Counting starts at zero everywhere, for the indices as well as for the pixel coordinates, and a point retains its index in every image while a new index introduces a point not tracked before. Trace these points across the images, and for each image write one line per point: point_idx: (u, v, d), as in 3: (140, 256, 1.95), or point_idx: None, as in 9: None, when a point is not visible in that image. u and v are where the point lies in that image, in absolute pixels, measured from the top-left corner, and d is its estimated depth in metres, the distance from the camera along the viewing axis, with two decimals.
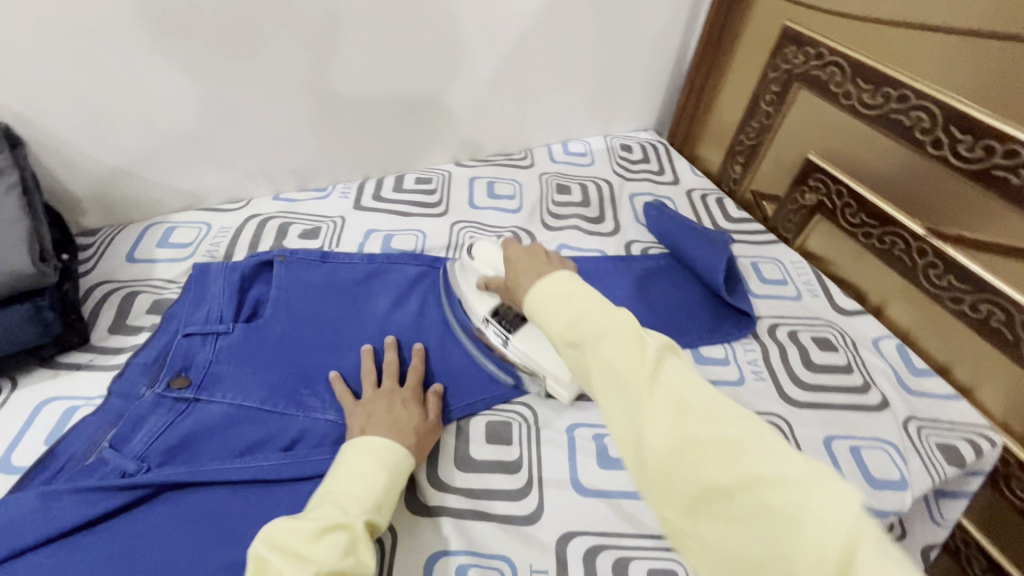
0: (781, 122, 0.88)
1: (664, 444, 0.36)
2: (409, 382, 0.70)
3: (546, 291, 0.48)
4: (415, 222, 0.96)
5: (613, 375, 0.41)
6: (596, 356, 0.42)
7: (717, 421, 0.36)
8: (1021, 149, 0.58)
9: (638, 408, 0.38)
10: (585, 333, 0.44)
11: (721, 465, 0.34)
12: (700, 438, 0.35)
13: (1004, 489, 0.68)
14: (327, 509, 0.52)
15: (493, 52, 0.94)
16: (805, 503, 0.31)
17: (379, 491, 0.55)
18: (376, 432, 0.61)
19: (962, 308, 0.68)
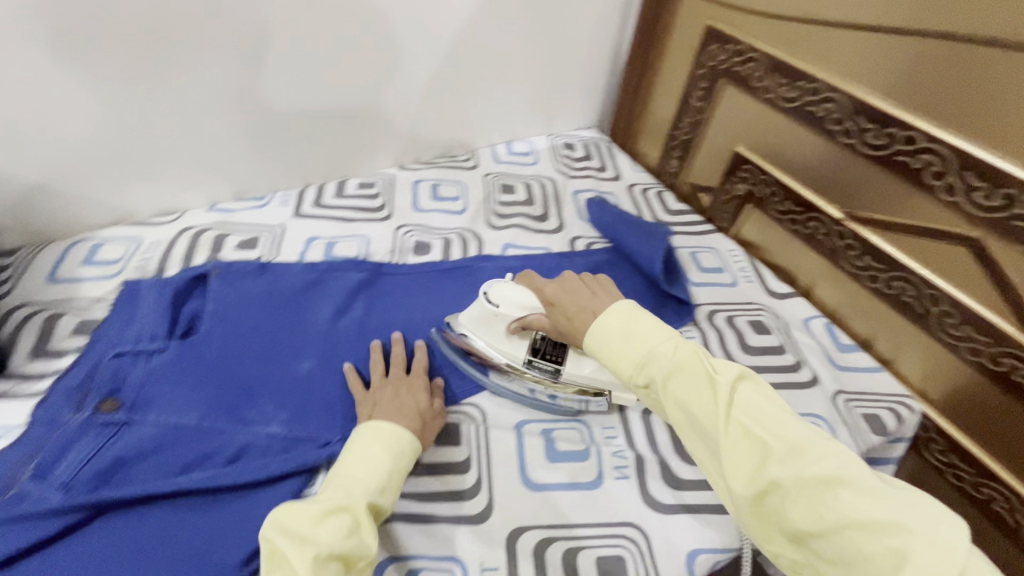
0: (711, 116, 0.93)
1: (752, 486, 0.44)
2: (415, 370, 0.66)
3: (605, 332, 0.54)
4: (359, 227, 0.89)
5: (695, 421, 0.48)
6: (673, 403, 0.49)
7: (799, 465, 0.42)
8: (919, 136, 0.64)
9: (723, 457, 0.46)
10: (657, 376, 0.50)
11: (802, 505, 0.41)
12: (785, 481, 0.42)
13: (925, 452, 0.75)
14: (331, 492, 0.50)
15: (428, 51, 0.93)
16: (893, 544, 0.37)
17: (384, 476, 0.52)
18: (383, 417, 0.58)
19: (878, 286, 0.74)
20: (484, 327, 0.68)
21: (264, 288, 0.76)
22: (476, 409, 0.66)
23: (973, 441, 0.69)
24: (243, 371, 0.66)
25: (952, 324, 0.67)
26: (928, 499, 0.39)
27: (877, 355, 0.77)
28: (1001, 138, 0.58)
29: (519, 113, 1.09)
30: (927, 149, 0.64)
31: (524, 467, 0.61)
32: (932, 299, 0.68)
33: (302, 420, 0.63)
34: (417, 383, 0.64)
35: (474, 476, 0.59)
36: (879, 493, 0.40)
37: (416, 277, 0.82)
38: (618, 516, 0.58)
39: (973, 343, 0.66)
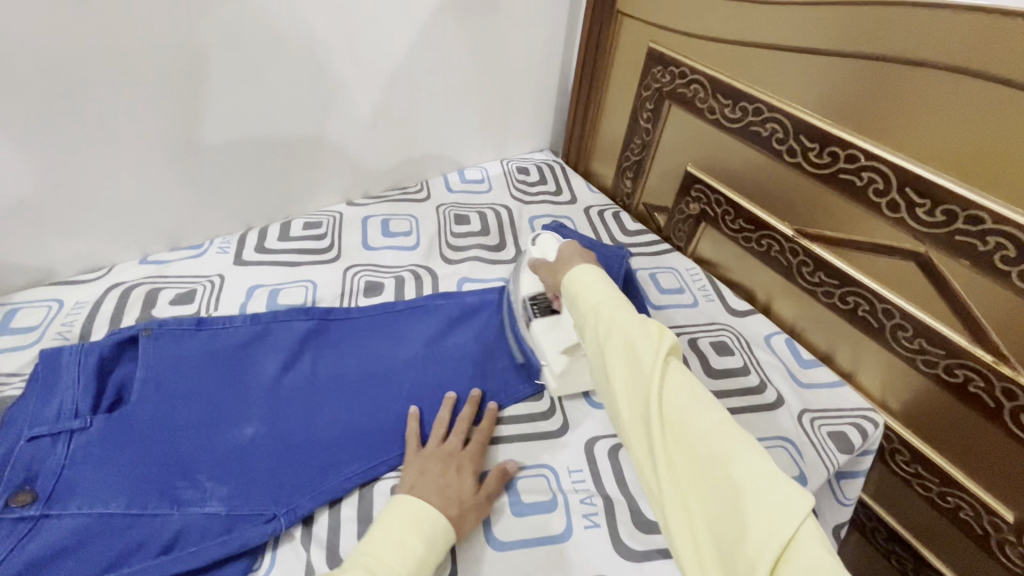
0: (659, 136, 0.92)
1: (657, 415, 0.44)
2: (474, 447, 0.62)
3: (584, 280, 0.55)
4: (306, 271, 0.84)
5: (629, 354, 0.47)
6: (613, 333, 0.49)
7: (707, 412, 0.44)
8: (860, 154, 0.65)
9: (647, 386, 0.45)
10: (609, 312, 0.50)
11: (699, 441, 0.42)
12: (690, 420, 0.43)
13: (893, 464, 0.76)
14: (357, 573, 0.48)
15: (368, 84, 0.90)
16: (763, 488, 0.39)
17: (414, 564, 0.50)
18: (422, 495, 0.55)
19: (833, 301, 0.74)
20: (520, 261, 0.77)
21: (201, 347, 0.70)
22: None
23: (934, 450, 0.70)
24: (179, 444, 0.61)
25: (906, 337, 0.67)
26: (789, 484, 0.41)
27: (838, 368, 0.78)
28: (936, 154, 0.59)
29: (470, 141, 1.08)
30: (869, 167, 0.64)
31: (490, 524, 0.57)
32: (886, 313, 0.69)
33: (244, 495, 0.58)
34: (471, 466, 0.60)
35: None
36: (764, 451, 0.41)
37: (367, 320, 0.78)
38: (591, 570, 0.55)
39: (927, 355, 0.66)
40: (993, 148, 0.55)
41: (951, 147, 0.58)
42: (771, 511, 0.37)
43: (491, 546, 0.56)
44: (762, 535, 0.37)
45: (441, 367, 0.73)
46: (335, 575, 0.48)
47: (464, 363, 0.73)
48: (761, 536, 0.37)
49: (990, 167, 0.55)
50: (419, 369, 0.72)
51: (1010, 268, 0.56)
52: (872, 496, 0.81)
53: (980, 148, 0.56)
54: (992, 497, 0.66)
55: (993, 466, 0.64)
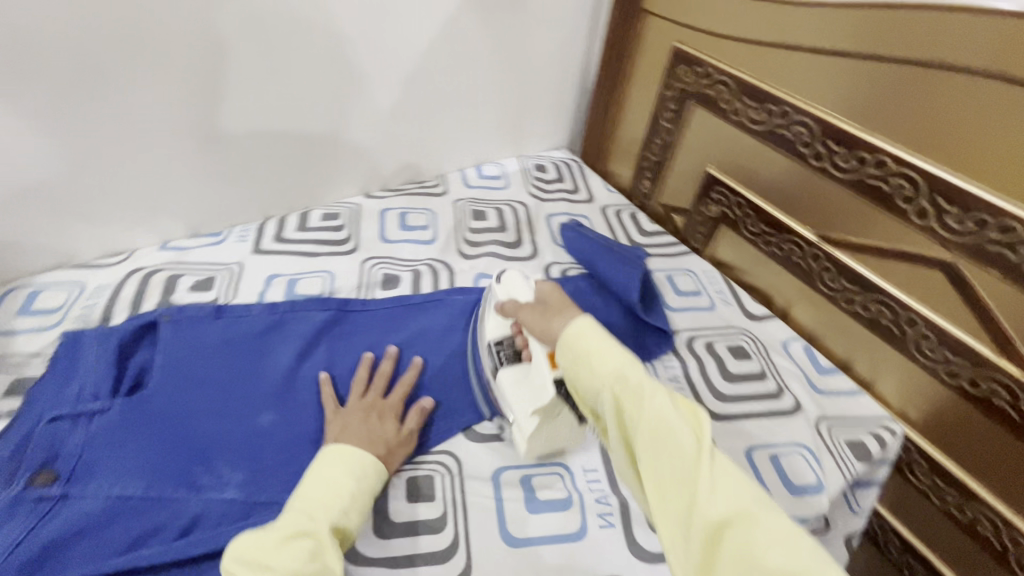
0: (681, 136, 0.92)
1: (714, 515, 0.42)
2: (394, 396, 0.64)
3: (590, 347, 0.53)
4: (323, 262, 0.84)
5: (672, 444, 0.45)
6: (648, 416, 0.47)
7: (766, 510, 0.41)
8: (888, 160, 0.64)
9: (697, 480, 0.43)
10: (642, 395, 0.48)
11: (767, 549, 0.40)
12: (751, 520, 0.41)
13: (909, 474, 0.75)
14: (293, 516, 0.50)
15: (391, 77, 0.90)
16: None
17: (347, 498, 0.52)
18: (346, 442, 0.57)
19: (854, 308, 0.74)
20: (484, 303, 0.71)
21: (219, 335, 0.71)
22: (451, 457, 0.63)
23: (953, 461, 0.69)
24: (195, 430, 0.62)
25: (929, 347, 0.67)
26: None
27: (856, 377, 0.77)
28: (969, 161, 0.58)
29: (488, 136, 1.07)
30: (897, 173, 0.63)
31: (503, 520, 0.57)
32: (909, 322, 0.68)
33: (261, 482, 0.59)
34: (390, 412, 0.63)
35: (450, 535, 0.56)
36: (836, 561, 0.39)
37: (383, 312, 0.78)
38: (603, 571, 0.55)
39: (951, 366, 0.65)
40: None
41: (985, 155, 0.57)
42: None
43: (505, 542, 0.56)
44: None
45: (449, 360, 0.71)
46: (274, 523, 0.50)
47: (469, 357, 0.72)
48: None
49: None
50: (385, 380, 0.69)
51: None
52: (886, 506, 0.81)
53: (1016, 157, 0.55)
54: (1012, 512, 0.65)
55: (1016, 480, 0.63)
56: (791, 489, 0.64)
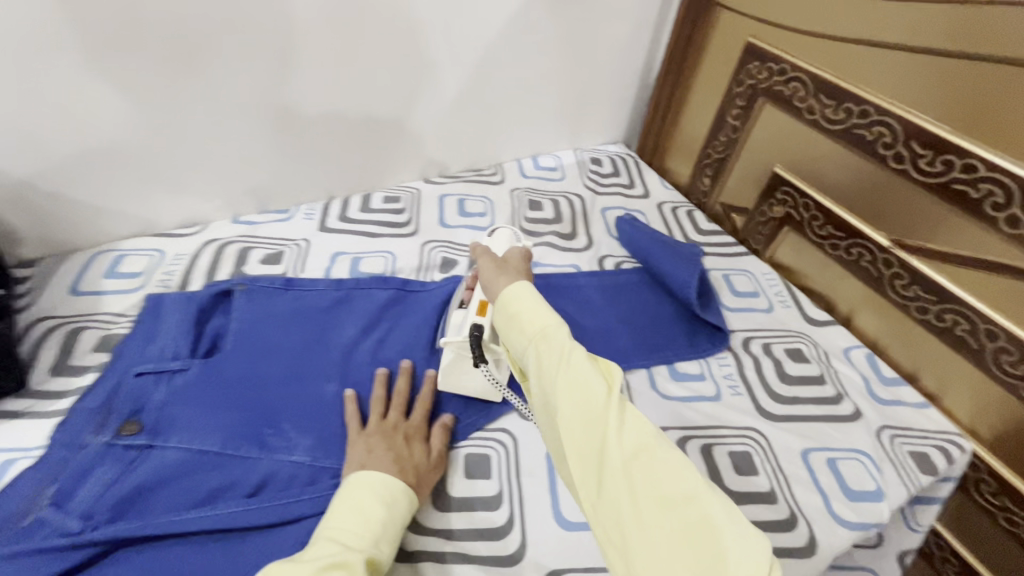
0: (748, 134, 0.90)
1: (620, 456, 0.41)
2: (416, 415, 0.61)
3: (516, 303, 0.51)
4: (385, 243, 0.87)
5: (584, 387, 0.44)
6: (563, 364, 0.45)
7: (663, 449, 0.41)
8: (979, 164, 0.61)
9: (604, 424, 0.42)
10: (558, 348, 0.47)
11: (662, 484, 0.39)
12: (651, 459, 0.41)
13: (974, 493, 0.72)
14: (325, 545, 0.46)
15: (459, 65, 0.91)
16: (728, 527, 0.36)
17: (378, 529, 0.49)
18: (376, 469, 0.53)
19: (927, 317, 0.71)
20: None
21: (289, 306, 0.74)
22: (506, 436, 0.64)
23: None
24: (266, 394, 0.65)
25: (1009, 362, 0.64)
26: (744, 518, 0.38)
27: (922, 389, 0.74)
28: None
29: (547, 127, 1.08)
30: (988, 178, 0.61)
31: (557, 502, 0.58)
32: (988, 335, 0.65)
33: (327, 447, 0.61)
34: (414, 434, 0.59)
35: (505, 512, 0.57)
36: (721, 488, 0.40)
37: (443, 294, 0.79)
38: None
39: None
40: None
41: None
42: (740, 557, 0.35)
43: (559, 523, 0.56)
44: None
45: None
46: (302, 556, 0.45)
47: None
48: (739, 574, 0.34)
49: None
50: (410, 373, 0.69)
51: None
52: (945, 525, 0.78)
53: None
54: None
55: None
56: (850, 496, 0.62)
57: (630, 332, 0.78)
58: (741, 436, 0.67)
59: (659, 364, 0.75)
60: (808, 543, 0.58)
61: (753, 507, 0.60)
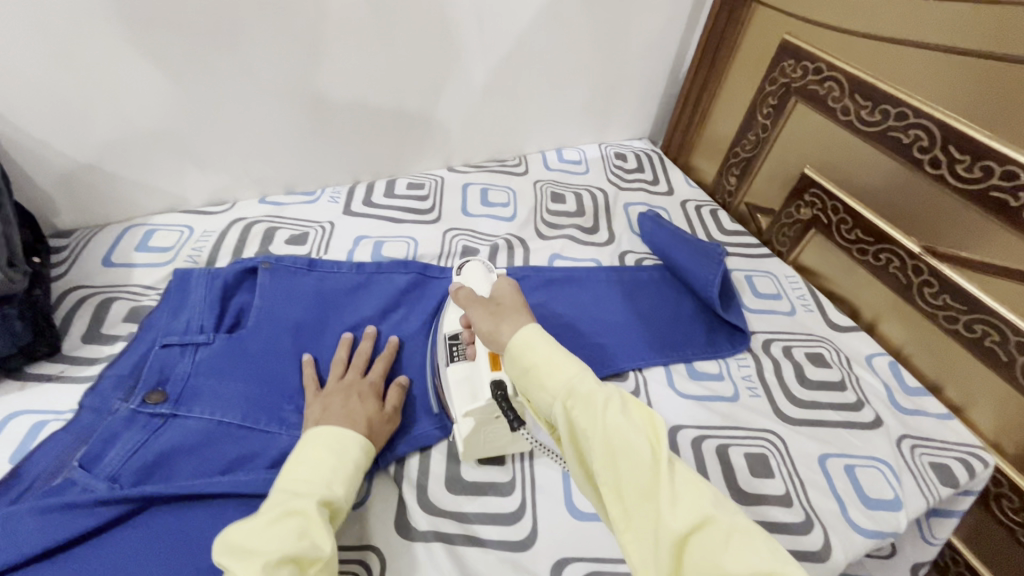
0: (778, 133, 0.88)
1: (680, 527, 0.39)
2: (373, 374, 0.63)
3: (535, 352, 0.48)
4: (407, 229, 0.87)
5: (628, 453, 0.42)
6: (600, 427, 0.43)
7: (726, 514, 0.40)
8: (1020, 171, 0.59)
9: (661, 490, 0.40)
10: (594, 405, 0.44)
11: (730, 557, 0.37)
12: (715, 526, 0.39)
13: (996, 509, 0.70)
14: (278, 496, 0.48)
15: (488, 55, 0.91)
16: None
17: (329, 473, 0.50)
18: (327, 423, 0.54)
19: (955, 327, 0.70)
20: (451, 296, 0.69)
21: (311, 286, 0.75)
22: None
23: None
24: (285, 371, 0.66)
25: None
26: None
27: (946, 400, 0.73)
28: None
29: (572, 120, 1.07)
30: None
31: (570, 492, 0.58)
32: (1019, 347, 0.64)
33: None
34: (369, 390, 0.61)
35: (517, 499, 0.57)
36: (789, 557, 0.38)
37: None
38: None
39: None
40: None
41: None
42: None
43: (570, 512, 0.56)
44: None
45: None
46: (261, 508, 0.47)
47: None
48: None
49: None
50: (413, 355, 0.69)
51: None
52: (962, 539, 0.76)
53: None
54: None
55: None
56: (866, 503, 0.61)
57: (649, 328, 0.78)
58: (756, 437, 0.66)
59: (676, 361, 0.75)
60: (822, 547, 0.58)
61: (767, 508, 0.60)
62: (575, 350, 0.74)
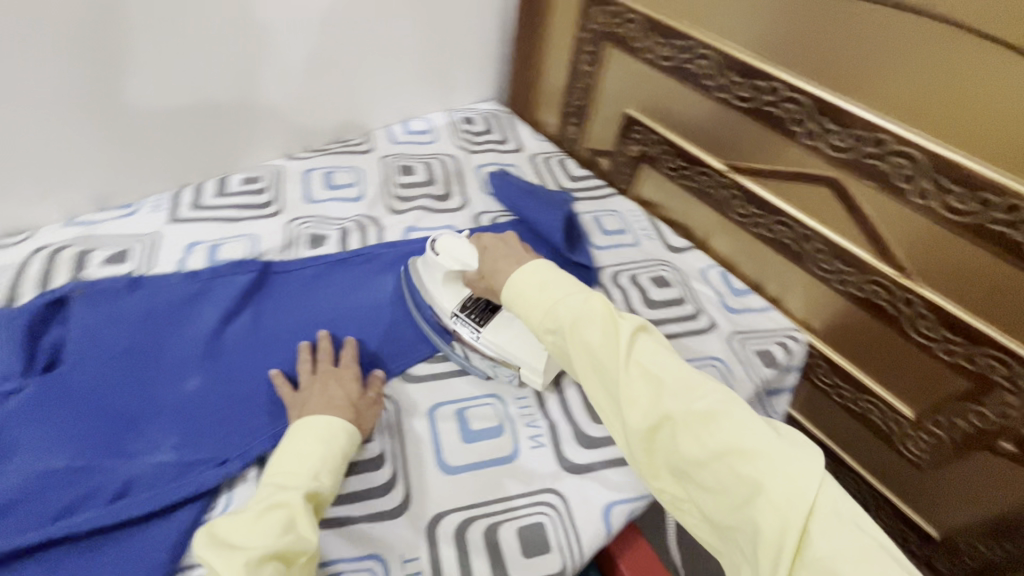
0: (599, 78, 0.93)
1: (643, 423, 0.46)
2: (344, 360, 0.64)
3: (524, 283, 0.56)
4: (246, 226, 0.82)
5: (595, 361, 0.50)
6: (574, 338, 0.51)
7: (688, 402, 0.45)
8: (780, 86, 0.67)
9: (620, 386, 0.48)
10: (564, 322, 0.52)
11: (689, 446, 0.44)
12: (676, 415, 0.45)
13: (815, 379, 0.83)
14: (265, 492, 0.48)
15: (302, 36, 0.87)
16: (762, 479, 0.41)
17: (317, 464, 0.51)
18: (314, 411, 0.56)
19: (761, 231, 0.79)
20: (428, 271, 0.71)
21: (139, 306, 0.68)
22: (387, 400, 0.64)
23: (848, 361, 0.77)
24: (121, 400, 0.60)
25: (823, 259, 0.73)
26: (789, 456, 0.41)
27: (767, 295, 0.83)
28: (860, 85, 0.61)
29: (412, 91, 1.06)
30: (788, 97, 0.67)
31: (440, 451, 0.59)
32: (806, 239, 0.73)
33: (196, 441, 0.58)
34: (347, 374, 0.62)
35: (389, 470, 0.57)
36: (767, 425, 0.44)
37: (310, 271, 0.77)
38: (540, 484, 0.58)
39: (841, 275, 0.72)
40: (957, 89, 0.55)
41: (916, 89, 0.57)
42: (779, 497, 0.40)
43: (440, 469, 0.58)
44: (770, 522, 0.40)
45: (351, 319, 0.72)
46: (247, 505, 0.48)
47: (374, 325, 0.71)
48: (774, 528, 0.40)
49: (911, 99, 0.58)
50: (284, 351, 0.67)
51: (908, 186, 0.60)
52: (798, 411, 0.89)
53: (948, 93, 0.56)
54: (897, 400, 0.73)
55: (904, 376, 0.71)
56: None
57: None
58: None
59: None
60: None
61: None
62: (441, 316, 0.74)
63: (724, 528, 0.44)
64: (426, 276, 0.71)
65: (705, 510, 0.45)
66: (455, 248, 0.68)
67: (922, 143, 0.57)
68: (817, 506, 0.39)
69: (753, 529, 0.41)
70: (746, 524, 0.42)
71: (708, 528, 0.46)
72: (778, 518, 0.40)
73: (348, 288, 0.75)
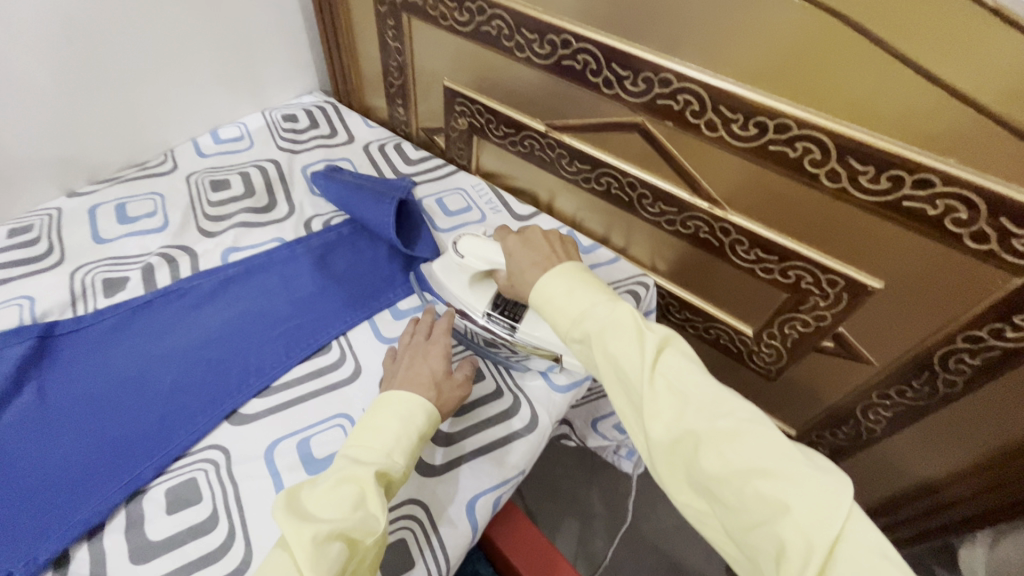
0: (411, 54, 0.88)
1: (667, 436, 0.45)
2: (440, 335, 0.63)
3: (548, 288, 0.56)
4: (17, 288, 0.69)
5: (620, 371, 0.49)
6: (600, 347, 0.51)
7: (712, 419, 0.44)
8: (570, 38, 0.65)
9: (641, 396, 0.47)
10: (590, 330, 0.52)
11: (708, 461, 0.42)
12: (700, 430, 0.43)
13: (669, 315, 0.88)
14: (342, 464, 0.50)
15: (43, 58, 0.72)
16: (788, 500, 0.39)
17: (392, 441, 0.51)
18: (397, 388, 0.56)
19: (592, 185, 0.79)
20: (451, 274, 0.69)
21: None
22: (219, 450, 0.57)
23: (692, 294, 0.81)
24: None
25: (649, 204, 0.74)
26: (818, 480, 0.39)
27: (613, 247, 0.85)
28: (640, 28, 0.60)
29: (213, 97, 0.93)
30: (580, 49, 0.65)
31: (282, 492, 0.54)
32: (630, 186, 0.75)
33: None
34: (436, 349, 0.61)
35: (225, 529, 0.52)
36: (794, 447, 0.42)
37: (108, 324, 0.66)
38: (400, 497, 0.55)
39: (667, 215, 0.74)
40: (788, 40, 0.51)
41: (745, 38, 0.54)
42: (804, 520, 0.38)
43: None
44: (797, 547, 0.37)
45: (166, 367, 0.63)
46: (328, 473, 0.50)
47: (196, 368, 0.63)
48: (801, 553, 0.37)
49: (711, 42, 0.56)
50: (80, 429, 0.57)
51: (698, 121, 0.61)
52: None
53: (781, 39, 0.52)
54: (739, 321, 0.79)
55: (735, 296, 0.77)
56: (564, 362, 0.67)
57: (341, 288, 0.74)
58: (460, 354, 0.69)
59: (380, 309, 0.72)
60: (531, 416, 0.63)
61: (485, 409, 0.63)
62: (274, 339, 0.67)
63: (745, 546, 0.42)
64: (450, 279, 0.68)
65: (726, 529, 0.43)
66: (483, 248, 0.65)
67: (701, 78, 0.58)
68: (843, 534, 0.37)
69: (776, 550, 0.39)
70: (768, 545, 0.39)
71: (731, 545, 0.44)
72: (803, 539, 0.38)
73: (159, 332, 0.66)
